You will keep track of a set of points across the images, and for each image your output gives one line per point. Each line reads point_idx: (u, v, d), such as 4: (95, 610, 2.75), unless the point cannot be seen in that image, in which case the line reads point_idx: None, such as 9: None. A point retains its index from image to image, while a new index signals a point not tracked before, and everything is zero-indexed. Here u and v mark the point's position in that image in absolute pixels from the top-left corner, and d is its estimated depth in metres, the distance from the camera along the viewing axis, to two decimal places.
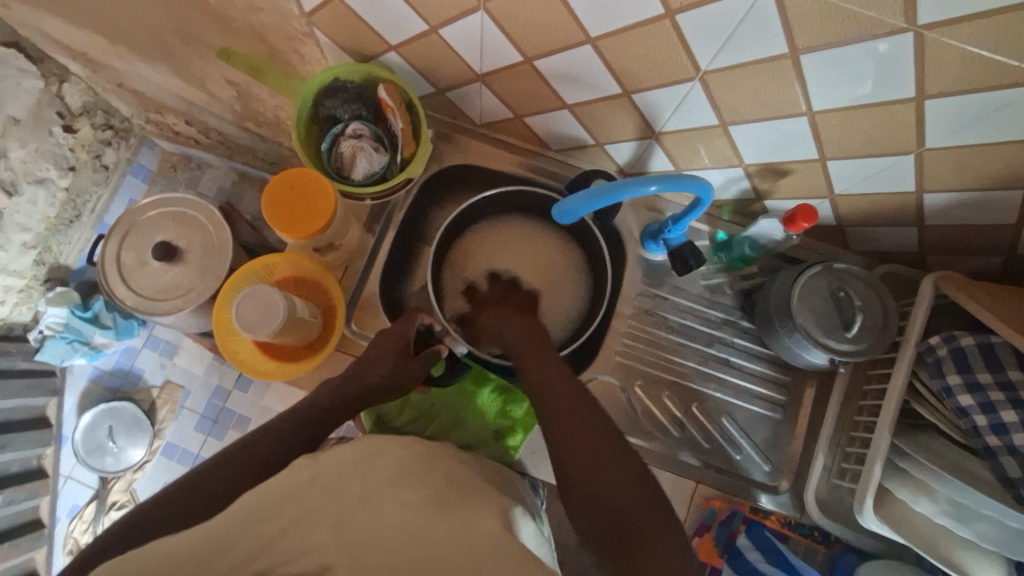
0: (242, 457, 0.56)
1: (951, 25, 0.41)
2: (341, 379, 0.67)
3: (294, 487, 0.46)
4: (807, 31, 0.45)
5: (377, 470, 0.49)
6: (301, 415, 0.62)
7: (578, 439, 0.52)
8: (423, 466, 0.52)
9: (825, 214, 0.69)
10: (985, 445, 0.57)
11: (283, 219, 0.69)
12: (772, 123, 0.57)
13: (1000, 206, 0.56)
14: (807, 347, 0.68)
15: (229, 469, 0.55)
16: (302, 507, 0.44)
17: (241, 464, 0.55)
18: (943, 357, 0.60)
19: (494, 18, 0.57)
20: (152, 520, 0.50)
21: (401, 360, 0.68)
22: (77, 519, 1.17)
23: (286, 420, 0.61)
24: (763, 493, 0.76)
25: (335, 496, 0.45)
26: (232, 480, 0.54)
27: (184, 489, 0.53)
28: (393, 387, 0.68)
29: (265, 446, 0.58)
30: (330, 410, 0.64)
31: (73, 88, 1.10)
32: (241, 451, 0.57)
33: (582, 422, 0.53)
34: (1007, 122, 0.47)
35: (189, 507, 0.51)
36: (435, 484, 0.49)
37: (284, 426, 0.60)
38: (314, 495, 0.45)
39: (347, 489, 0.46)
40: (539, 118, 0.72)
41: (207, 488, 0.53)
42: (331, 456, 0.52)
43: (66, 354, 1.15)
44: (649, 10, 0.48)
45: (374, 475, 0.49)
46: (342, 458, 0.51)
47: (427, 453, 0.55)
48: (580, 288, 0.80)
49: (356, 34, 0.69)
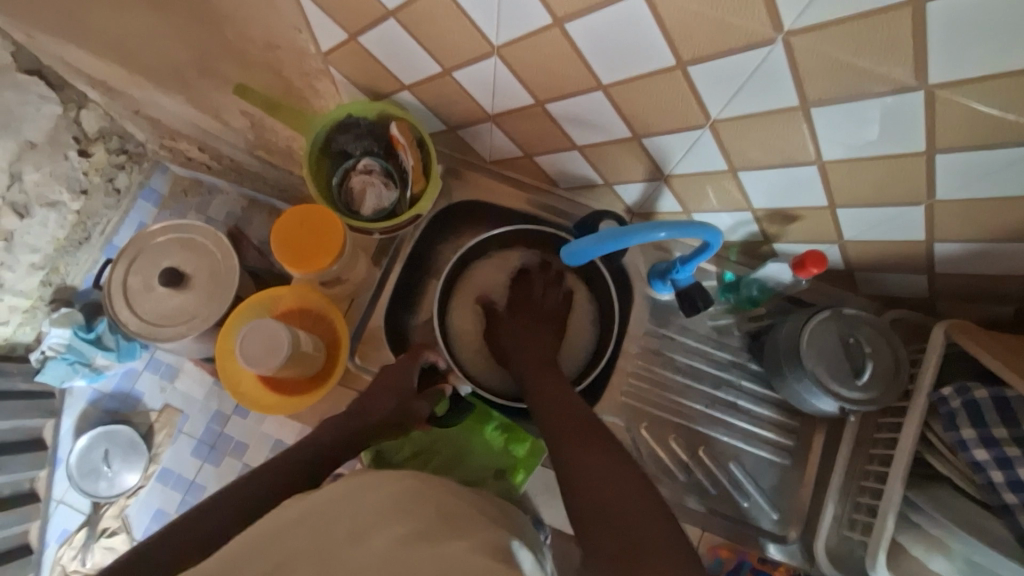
0: (245, 490, 0.55)
1: (963, 85, 0.41)
2: (345, 415, 0.66)
3: (284, 528, 0.46)
4: (818, 85, 0.46)
5: (367, 504, 0.49)
6: (301, 455, 0.61)
7: (591, 466, 0.51)
8: (415, 496, 0.52)
9: (834, 259, 0.69)
10: (1002, 502, 0.55)
11: (291, 253, 0.69)
12: (781, 170, 0.57)
13: (1012, 258, 0.56)
14: (817, 394, 0.67)
15: (233, 503, 0.54)
16: (283, 552, 0.43)
17: (241, 502, 0.54)
18: (956, 409, 0.59)
19: (507, 64, 0.58)
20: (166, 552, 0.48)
21: (406, 397, 0.68)
22: (66, 546, 1.15)
23: (288, 457, 0.60)
24: (770, 542, 0.74)
25: (323, 533, 0.46)
26: (241, 514, 0.53)
27: (185, 526, 0.51)
28: (393, 422, 0.67)
29: (271, 478, 0.57)
30: (333, 446, 0.63)
31: (90, 114, 1.09)
32: (247, 484, 0.56)
33: (592, 452, 0.53)
34: (1020, 178, 0.47)
35: (189, 540, 0.49)
36: (426, 515, 0.49)
37: (289, 459, 0.60)
38: (324, 540, 0.45)
39: (336, 528, 0.46)
40: (548, 157, 0.73)
41: (216, 525, 0.51)
42: (321, 494, 0.51)
43: (66, 375, 1.15)
44: (661, 60, 0.49)
45: (364, 509, 0.49)
46: (333, 492, 0.52)
47: (420, 498, 0.54)
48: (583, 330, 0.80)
49: (371, 73, 0.70)
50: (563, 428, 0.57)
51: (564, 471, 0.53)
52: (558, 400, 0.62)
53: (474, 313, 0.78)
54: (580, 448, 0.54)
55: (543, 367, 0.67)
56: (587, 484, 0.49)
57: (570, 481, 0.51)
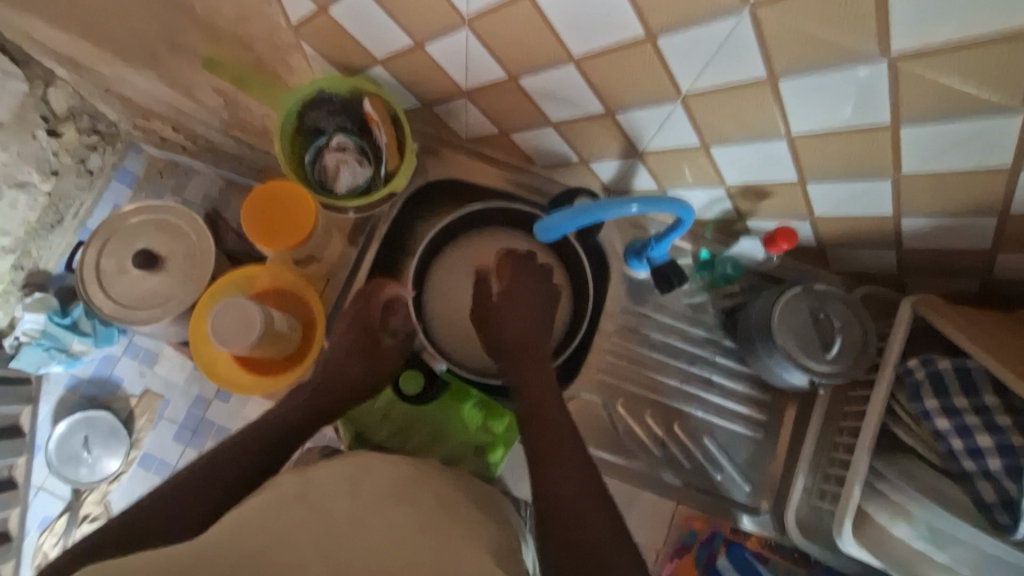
0: (213, 469, 0.56)
1: (926, 55, 0.41)
2: (322, 385, 0.68)
3: (282, 503, 0.48)
4: (786, 58, 0.46)
5: (367, 487, 0.51)
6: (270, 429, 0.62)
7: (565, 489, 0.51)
8: (413, 486, 0.54)
9: (805, 235, 0.70)
10: (962, 469, 0.57)
11: (261, 230, 0.70)
12: (752, 145, 0.58)
13: (975, 231, 0.57)
14: (789, 367, 0.68)
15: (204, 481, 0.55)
16: (280, 527, 0.44)
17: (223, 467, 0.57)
18: (920, 380, 0.60)
19: (479, 37, 0.57)
20: (154, 513, 0.52)
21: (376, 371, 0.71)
22: (47, 532, 1.14)
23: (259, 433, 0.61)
24: (744, 514, 0.75)
25: (317, 513, 0.47)
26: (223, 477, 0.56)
27: (171, 490, 0.54)
28: (371, 386, 0.71)
29: (240, 457, 0.58)
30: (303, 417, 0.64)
31: (58, 93, 1.14)
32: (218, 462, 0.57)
33: (569, 472, 0.52)
34: (982, 150, 0.48)
35: (154, 526, 0.51)
36: (425, 506, 0.51)
37: (263, 432, 0.61)
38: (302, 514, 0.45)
39: (335, 509, 0.47)
40: (524, 134, 0.72)
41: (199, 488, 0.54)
42: (320, 476, 0.53)
43: (42, 361, 1.12)
44: (630, 32, 0.49)
45: (363, 492, 0.51)
46: (332, 475, 0.53)
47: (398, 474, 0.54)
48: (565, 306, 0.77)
49: (342, 47, 0.68)
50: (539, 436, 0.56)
51: (538, 470, 0.54)
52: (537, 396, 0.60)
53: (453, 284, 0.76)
54: (559, 461, 0.54)
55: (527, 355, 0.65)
56: (556, 494, 0.51)
57: (545, 497, 0.52)
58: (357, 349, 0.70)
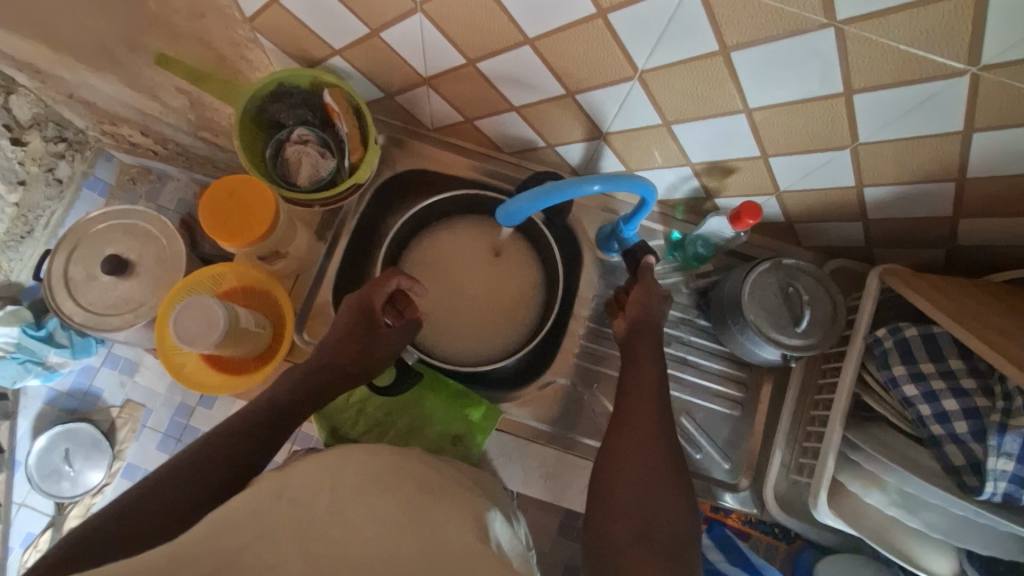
0: (196, 466, 0.53)
1: (870, 20, 0.41)
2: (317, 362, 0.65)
3: (261, 500, 0.47)
4: (737, 31, 0.46)
5: (347, 478, 0.51)
6: (239, 427, 0.57)
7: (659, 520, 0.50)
8: (394, 474, 0.53)
9: (773, 211, 0.70)
10: (930, 434, 0.57)
11: (219, 227, 0.67)
12: (714, 121, 0.58)
13: (935, 198, 0.57)
14: (760, 343, 0.68)
15: (171, 489, 0.51)
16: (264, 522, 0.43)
17: (235, 445, 0.56)
18: (889, 348, 0.61)
19: (433, 21, 0.56)
20: (164, 495, 0.50)
21: (345, 350, 0.66)
22: (31, 549, 1.12)
23: (230, 432, 0.57)
24: (724, 491, 0.75)
25: (301, 508, 0.46)
26: (233, 456, 0.55)
27: (181, 466, 0.53)
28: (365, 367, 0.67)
29: (238, 443, 0.56)
30: (292, 405, 0.62)
31: (21, 101, 1.02)
32: (187, 469, 0.52)
33: (656, 489, 0.53)
34: (936, 114, 0.48)
35: (167, 511, 0.50)
36: (407, 491, 0.51)
37: (238, 430, 0.57)
38: (278, 509, 0.45)
39: (318, 503, 0.47)
40: (489, 121, 0.72)
41: (210, 468, 0.53)
42: (301, 470, 0.53)
43: (18, 375, 1.09)
44: (581, 9, 0.49)
45: (344, 485, 0.50)
46: (309, 470, 0.53)
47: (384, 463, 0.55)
48: (526, 293, 0.79)
49: (299, 39, 0.68)
50: (630, 454, 0.56)
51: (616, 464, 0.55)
52: (635, 412, 0.59)
53: (438, 270, 0.79)
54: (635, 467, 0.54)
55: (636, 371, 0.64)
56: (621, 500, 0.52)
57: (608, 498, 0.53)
58: (354, 330, 0.67)
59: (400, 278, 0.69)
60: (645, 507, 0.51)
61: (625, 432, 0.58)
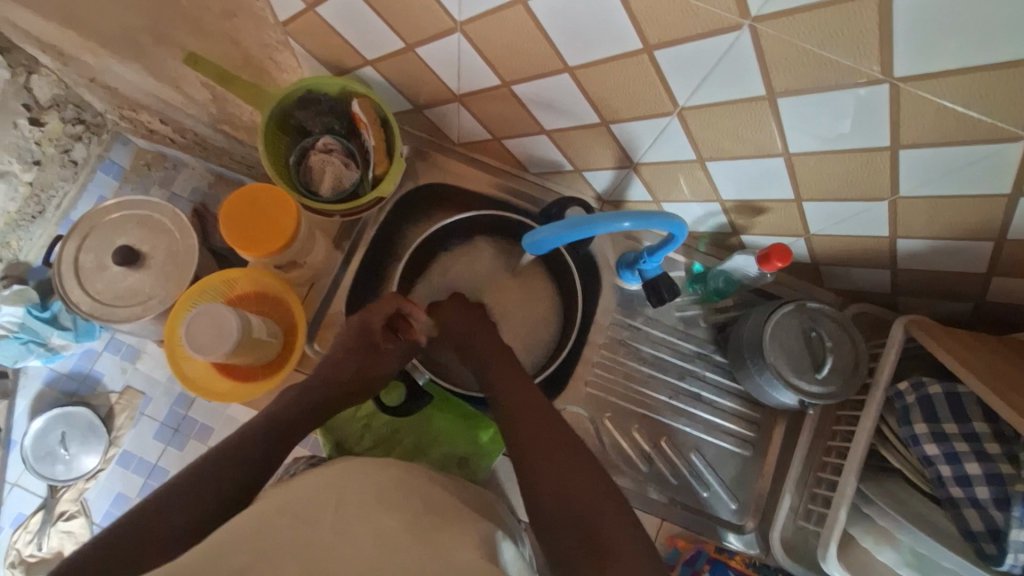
0: (203, 476, 0.54)
1: (925, 79, 0.40)
2: (317, 380, 0.66)
3: (264, 518, 0.46)
4: (786, 77, 0.45)
5: (351, 495, 0.50)
6: (240, 446, 0.58)
7: (606, 541, 0.47)
8: (401, 492, 0.52)
9: (799, 252, 0.69)
10: (949, 496, 0.56)
11: (239, 235, 0.66)
12: (751, 161, 0.56)
13: (969, 255, 0.56)
14: (778, 387, 0.67)
15: (164, 515, 0.50)
16: (265, 541, 0.43)
17: (243, 455, 0.57)
18: (911, 404, 0.59)
19: (471, 41, 0.55)
20: (172, 504, 0.51)
21: (341, 374, 0.66)
22: (21, 530, 1.10)
23: (225, 454, 0.56)
24: (729, 532, 0.74)
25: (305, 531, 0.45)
26: (239, 467, 0.56)
27: (193, 475, 0.54)
28: (363, 387, 0.68)
29: (242, 453, 0.57)
30: (292, 420, 0.62)
31: (42, 81, 1.02)
32: (180, 494, 0.52)
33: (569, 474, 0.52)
34: (984, 175, 0.46)
35: (177, 520, 0.50)
36: (414, 510, 0.49)
37: (242, 444, 0.58)
38: (283, 532, 0.44)
39: (325, 524, 0.45)
40: (517, 141, 0.71)
41: (219, 478, 0.54)
42: (304, 483, 0.53)
43: (20, 355, 1.09)
44: (627, 43, 0.47)
45: (347, 507, 0.49)
46: (316, 485, 0.52)
47: (397, 480, 0.54)
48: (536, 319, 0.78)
49: (332, 46, 0.66)
50: (546, 487, 0.52)
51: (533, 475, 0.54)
52: (548, 455, 0.55)
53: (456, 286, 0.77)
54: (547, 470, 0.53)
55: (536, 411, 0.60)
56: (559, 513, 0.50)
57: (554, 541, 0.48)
58: (356, 351, 0.67)
59: (401, 302, 0.70)
60: (585, 525, 0.48)
61: (538, 462, 0.54)
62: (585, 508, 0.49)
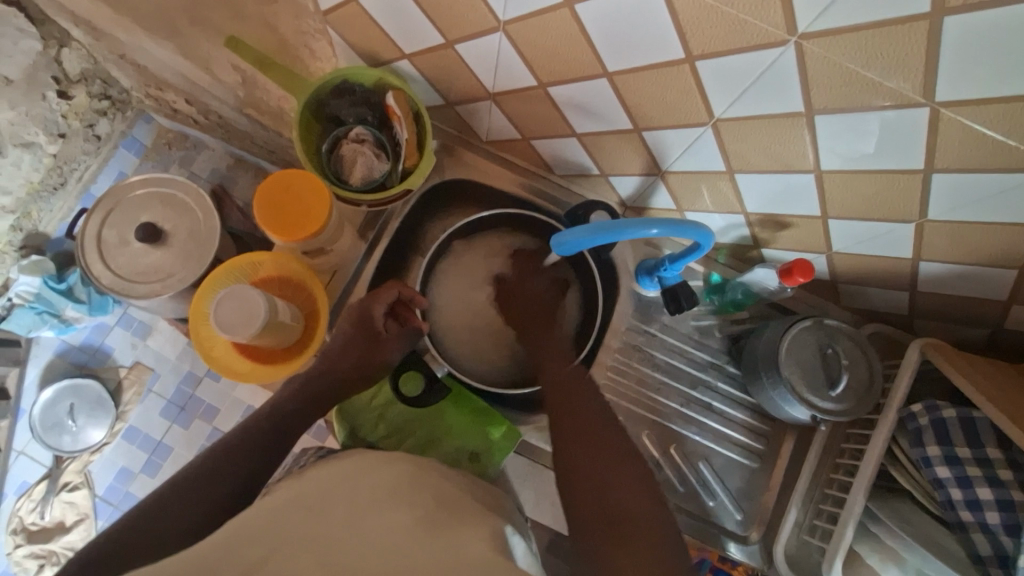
0: (211, 468, 0.55)
1: (965, 105, 0.41)
2: (317, 371, 0.67)
3: (281, 509, 0.48)
4: (825, 95, 0.45)
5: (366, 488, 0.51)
6: (252, 437, 0.59)
7: (624, 500, 0.49)
8: (410, 487, 0.52)
9: (820, 269, 0.70)
10: (958, 519, 0.57)
11: (272, 219, 0.67)
12: (778, 175, 0.57)
13: (994, 282, 0.56)
14: (792, 401, 0.68)
15: (175, 510, 0.51)
16: (286, 530, 0.44)
17: (253, 448, 0.58)
18: (924, 425, 0.60)
19: (512, 41, 0.56)
20: (181, 497, 0.52)
21: (334, 362, 0.67)
22: (25, 497, 1.11)
23: (235, 447, 0.57)
24: (732, 542, 0.75)
25: (319, 517, 0.46)
26: (248, 459, 0.57)
27: (202, 467, 0.55)
28: (365, 377, 0.68)
29: (249, 442, 0.58)
30: (297, 411, 0.63)
31: (72, 54, 1.07)
32: (194, 485, 0.53)
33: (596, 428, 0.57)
34: (1013, 203, 0.47)
35: (187, 513, 0.51)
36: (424, 503, 0.50)
37: (245, 439, 0.59)
38: (300, 519, 0.46)
39: (336, 513, 0.46)
40: (546, 142, 0.71)
41: (225, 473, 0.55)
42: (320, 478, 0.54)
43: (34, 325, 1.10)
44: (670, 52, 0.48)
45: (362, 497, 0.50)
46: (333, 478, 0.53)
47: (412, 473, 0.55)
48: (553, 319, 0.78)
49: (371, 37, 0.67)
50: (574, 448, 0.55)
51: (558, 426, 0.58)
52: (576, 409, 0.59)
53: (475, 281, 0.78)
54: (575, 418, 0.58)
55: (581, 398, 0.60)
56: (578, 460, 0.53)
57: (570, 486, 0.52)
58: (356, 340, 0.68)
59: (397, 291, 0.71)
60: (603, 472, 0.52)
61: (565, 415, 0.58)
62: (608, 467, 0.52)
